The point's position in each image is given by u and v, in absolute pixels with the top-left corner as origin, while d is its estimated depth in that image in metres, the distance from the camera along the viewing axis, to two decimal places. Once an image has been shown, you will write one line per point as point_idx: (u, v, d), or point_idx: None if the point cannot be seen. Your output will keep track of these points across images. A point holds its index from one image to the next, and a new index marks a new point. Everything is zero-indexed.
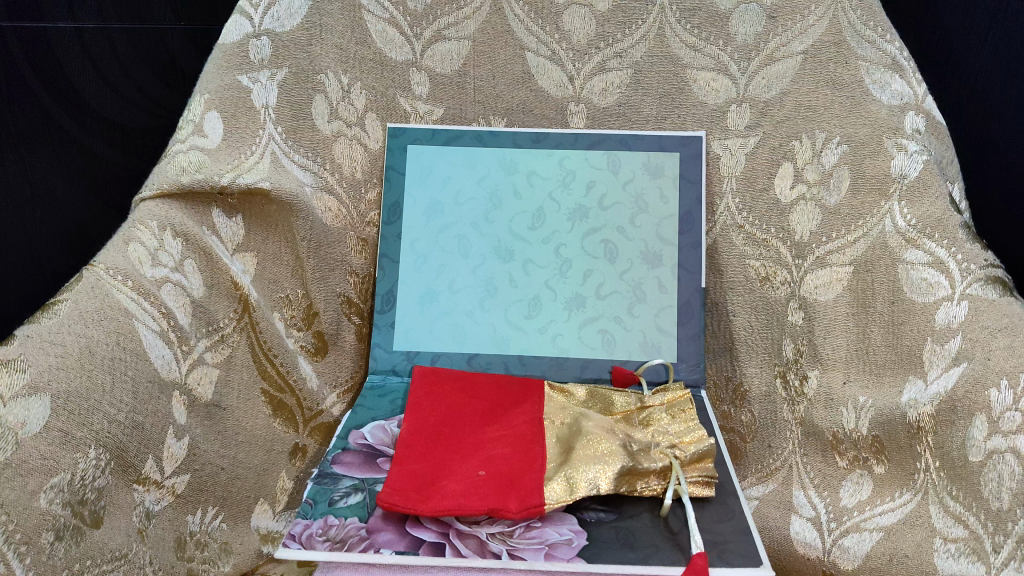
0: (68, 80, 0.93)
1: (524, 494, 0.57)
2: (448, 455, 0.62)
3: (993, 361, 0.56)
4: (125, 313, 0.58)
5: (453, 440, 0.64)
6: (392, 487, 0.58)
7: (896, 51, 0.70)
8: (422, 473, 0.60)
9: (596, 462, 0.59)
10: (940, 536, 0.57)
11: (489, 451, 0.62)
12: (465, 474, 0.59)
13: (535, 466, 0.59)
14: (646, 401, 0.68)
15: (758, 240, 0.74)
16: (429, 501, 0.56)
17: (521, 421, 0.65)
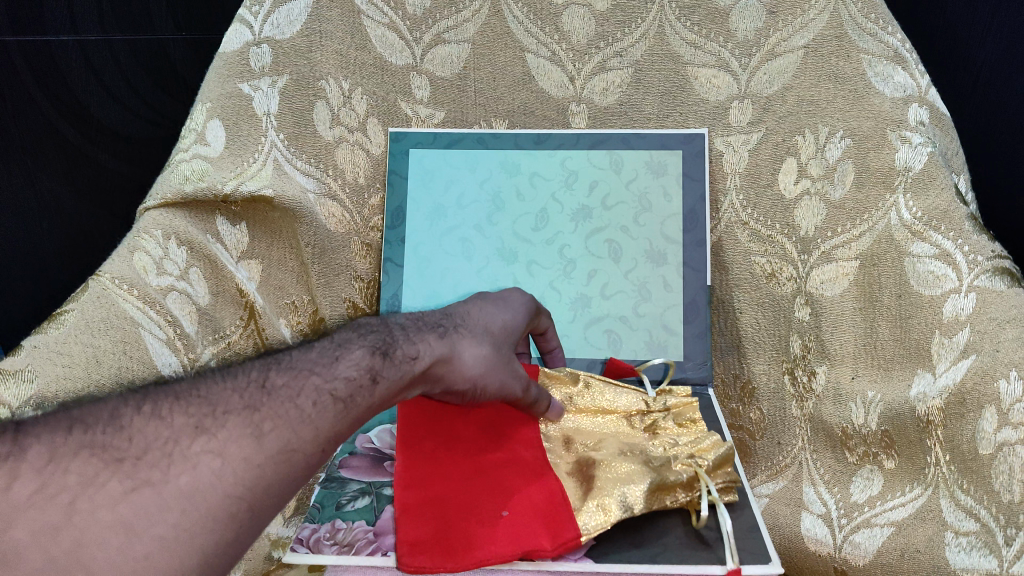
0: (72, 92, 0.94)
1: (554, 530, 0.54)
2: (453, 486, 0.58)
3: (1002, 352, 0.56)
4: (131, 321, 0.59)
5: (463, 472, 0.59)
6: (404, 539, 0.54)
7: (899, 43, 0.68)
8: (430, 514, 0.56)
9: (624, 482, 0.56)
10: (951, 530, 0.58)
11: (502, 483, 0.57)
12: (487, 513, 0.55)
13: (556, 501, 0.56)
14: (650, 406, 0.65)
15: (764, 237, 0.73)
16: (456, 550, 0.53)
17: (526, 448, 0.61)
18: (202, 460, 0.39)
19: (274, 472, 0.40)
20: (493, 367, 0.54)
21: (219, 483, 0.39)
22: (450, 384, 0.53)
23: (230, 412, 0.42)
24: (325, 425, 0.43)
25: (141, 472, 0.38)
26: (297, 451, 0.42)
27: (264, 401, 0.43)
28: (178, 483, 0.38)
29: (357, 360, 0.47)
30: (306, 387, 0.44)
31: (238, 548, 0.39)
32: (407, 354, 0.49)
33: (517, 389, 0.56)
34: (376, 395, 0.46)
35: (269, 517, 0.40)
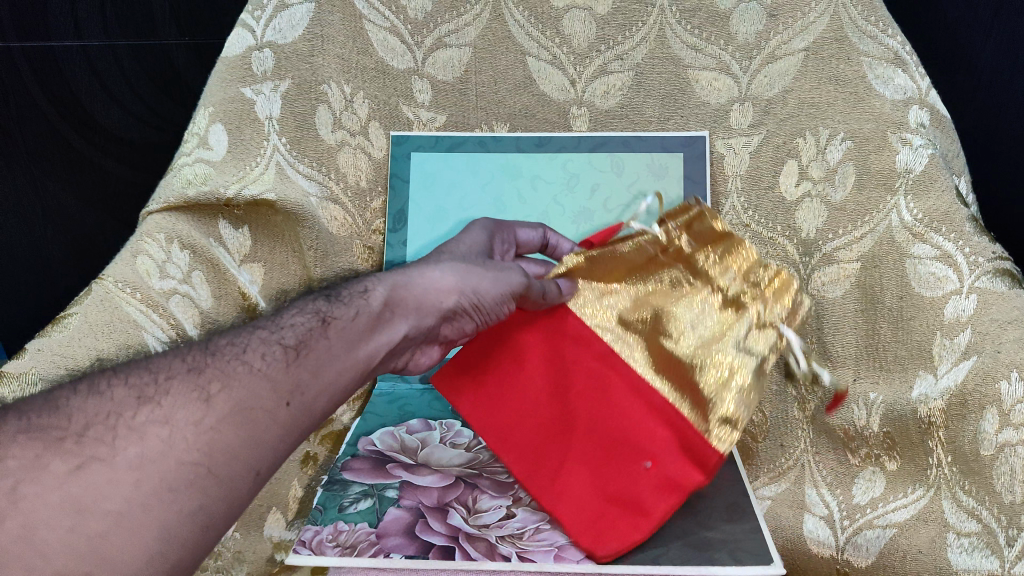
0: (76, 97, 0.95)
1: (692, 457, 0.58)
2: (556, 450, 0.59)
3: (1003, 354, 0.57)
4: (133, 324, 0.61)
5: (556, 434, 0.60)
6: (568, 525, 0.56)
7: (899, 45, 0.69)
8: (558, 490, 0.58)
9: (729, 387, 0.58)
10: (953, 531, 0.59)
11: (601, 423, 0.59)
12: (625, 467, 0.58)
13: (660, 413, 0.59)
14: (665, 248, 0.62)
15: (765, 239, 0.73)
16: (625, 518, 0.56)
17: (591, 354, 0.62)
18: (149, 430, 0.41)
19: (230, 431, 0.42)
20: (462, 271, 0.56)
21: (172, 452, 0.40)
22: (435, 302, 0.54)
23: (174, 377, 0.44)
24: (282, 373, 0.46)
25: (84, 449, 0.40)
26: (250, 407, 0.43)
27: (207, 362, 0.46)
28: (127, 455, 0.39)
29: (304, 311, 0.51)
30: (253, 341, 0.48)
31: (211, 512, 0.40)
32: (357, 292, 0.53)
33: (514, 279, 0.57)
34: (327, 330, 0.50)
35: (239, 479, 0.42)
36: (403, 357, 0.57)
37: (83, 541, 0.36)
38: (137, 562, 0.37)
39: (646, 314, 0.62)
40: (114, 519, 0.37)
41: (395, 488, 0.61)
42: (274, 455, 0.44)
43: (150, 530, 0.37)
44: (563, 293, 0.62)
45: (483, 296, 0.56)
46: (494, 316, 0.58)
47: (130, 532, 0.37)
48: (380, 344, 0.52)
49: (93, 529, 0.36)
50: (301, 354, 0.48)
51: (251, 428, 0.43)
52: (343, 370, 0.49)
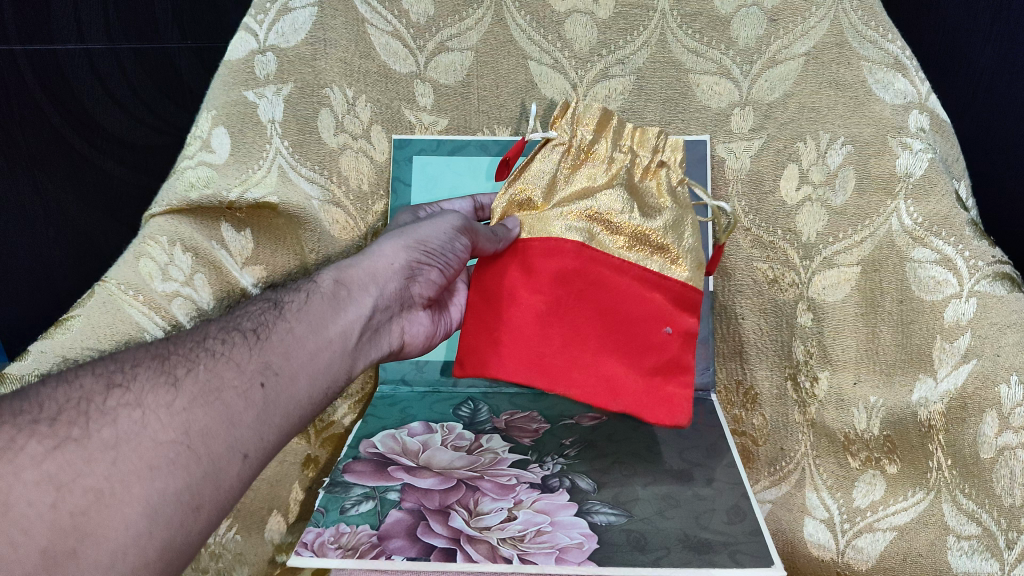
0: (79, 101, 0.95)
1: (688, 301, 0.63)
2: (587, 354, 0.61)
3: (1003, 357, 0.58)
4: (135, 327, 0.64)
5: (582, 346, 0.61)
6: (643, 414, 0.60)
7: (899, 50, 0.69)
8: (607, 389, 0.60)
9: (679, 232, 0.64)
10: (953, 534, 0.60)
11: (612, 315, 0.62)
12: (657, 338, 0.62)
13: (652, 280, 0.63)
14: (568, 142, 0.65)
15: (765, 244, 0.72)
16: (670, 387, 0.61)
17: (572, 257, 0.62)
18: (121, 414, 0.43)
19: (203, 412, 0.45)
20: (397, 237, 0.62)
21: (146, 432, 0.42)
22: (386, 266, 0.60)
23: (138, 365, 0.46)
24: (239, 350, 0.49)
25: (59, 431, 0.41)
26: (221, 389, 0.46)
27: (168, 351, 0.48)
28: (101, 436, 0.42)
29: (256, 308, 0.54)
30: (210, 332, 0.51)
31: (198, 492, 0.43)
32: (302, 282, 0.57)
33: (454, 221, 0.64)
34: (282, 313, 0.53)
35: (224, 459, 0.45)
36: (390, 334, 0.62)
37: (66, 518, 0.39)
38: (123, 537, 0.39)
39: (588, 212, 0.64)
40: (94, 498, 0.39)
41: (397, 491, 0.61)
42: (256, 434, 0.47)
43: (135, 508, 0.40)
44: (511, 230, 0.64)
45: (428, 243, 0.62)
46: (450, 258, 0.63)
47: (113, 509, 0.40)
48: (353, 316, 0.56)
49: (74, 507, 0.39)
50: (262, 335, 0.51)
51: (226, 409, 0.46)
52: (316, 349, 0.53)
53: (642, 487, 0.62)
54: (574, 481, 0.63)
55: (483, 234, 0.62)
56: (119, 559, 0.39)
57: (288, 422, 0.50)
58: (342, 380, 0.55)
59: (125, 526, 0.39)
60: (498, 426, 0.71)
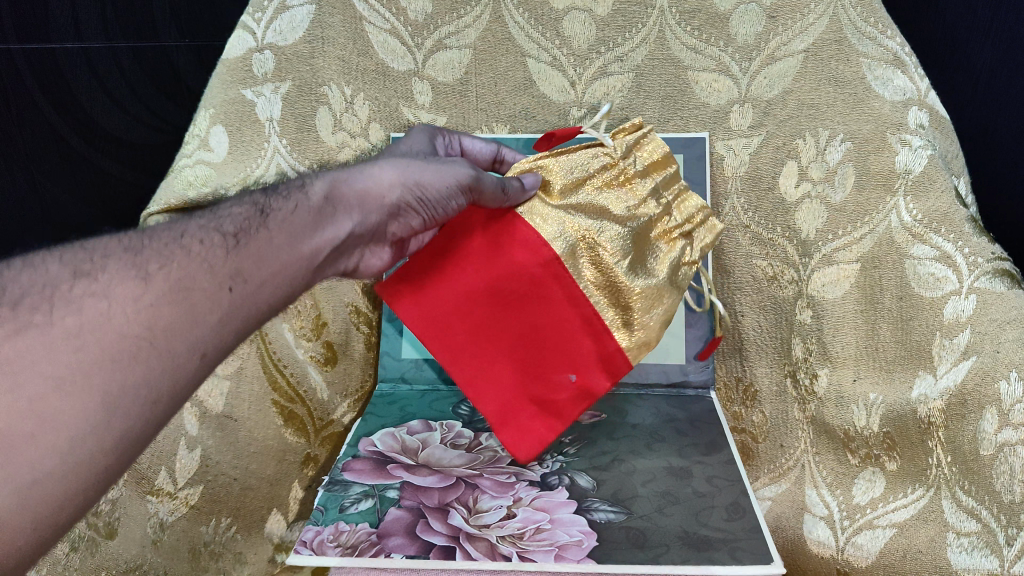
0: (77, 101, 0.95)
1: (613, 368, 0.60)
2: (486, 347, 0.60)
3: (1003, 354, 0.57)
4: None
5: (491, 331, 0.59)
6: (501, 429, 0.60)
7: (898, 46, 0.69)
8: (477, 385, 0.60)
9: (654, 301, 0.59)
10: (953, 531, 0.59)
11: (536, 333, 0.59)
12: (561, 375, 0.60)
13: (593, 328, 0.59)
14: (618, 158, 0.58)
15: (764, 240, 0.73)
16: (535, 420, 0.60)
17: (533, 264, 0.58)
18: (87, 302, 0.41)
19: (171, 309, 0.42)
20: (401, 168, 0.53)
21: (111, 324, 0.40)
22: (378, 197, 0.52)
23: (110, 257, 0.43)
24: (215, 256, 0.45)
25: (22, 315, 0.40)
26: (190, 287, 0.43)
27: (144, 245, 0.44)
28: (64, 324, 0.40)
29: (243, 204, 0.49)
30: (190, 228, 0.46)
31: (155, 386, 0.41)
32: (294, 188, 0.51)
33: (464, 171, 0.54)
34: (268, 222, 0.48)
35: (183, 357, 0.42)
36: (349, 258, 0.56)
37: (24, 404, 0.37)
38: (83, 425, 0.38)
39: (583, 230, 0.58)
40: (52, 386, 0.38)
41: (396, 489, 0.61)
42: (217, 336, 0.44)
43: (92, 398, 0.38)
44: (524, 188, 0.58)
45: (426, 190, 0.54)
46: (443, 213, 0.56)
47: (72, 396, 0.38)
48: (325, 240, 0.50)
49: (32, 392, 0.37)
50: (242, 241, 0.46)
51: (190, 307, 0.43)
52: (288, 261, 0.48)
53: (642, 485, 0.62)
54: (574, 478, 0.63)
55: (488, 195, 0.55)
56: (77, 444, 0.38)
57: (247, 328, 0.46)
58: (294, 298, 0.51)
59: (81, 414, 0.38)
60: None
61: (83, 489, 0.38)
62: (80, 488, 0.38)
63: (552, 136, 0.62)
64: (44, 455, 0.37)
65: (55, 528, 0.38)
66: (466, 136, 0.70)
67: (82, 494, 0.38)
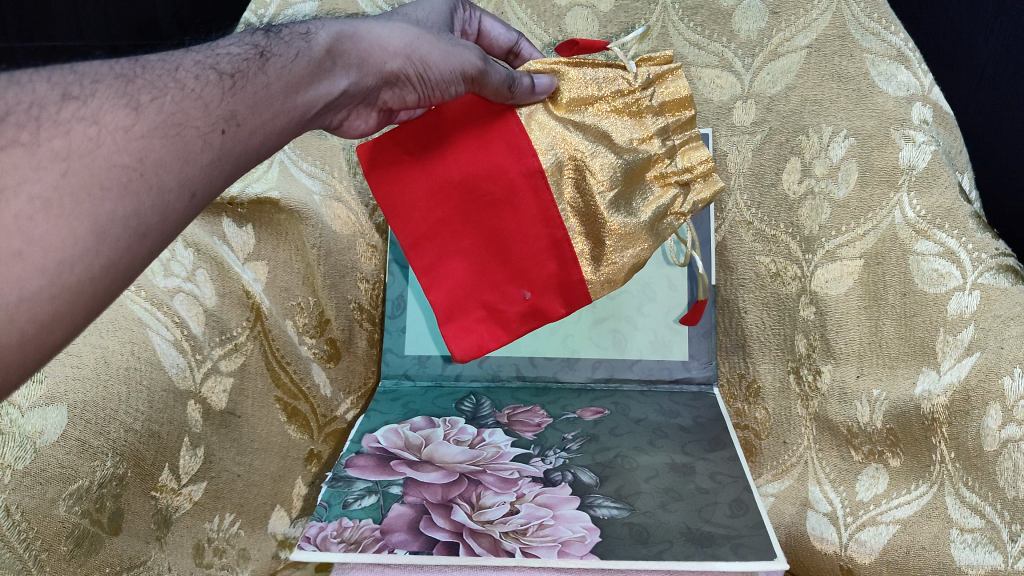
0: None
1: (567, 293, 0.60)
2: (444, 240, 0.61)
3: (1006, 350, 0.57)
4: (138, 322, 0.61)
5: (455, 228, 0.60)
6: (446, 327, 0.62)
7: (902, 42, 0.68)
8: (434, 274, 0.61)
9: (629, 238, 0.59)
10: (956, 527, 0.58)
11: (499, 238, 0.60)
12: (515, 286, 0.60)
13: (557, 251, 0.59)
14: (636, 86, 0.58)
15: (768, 237, 0.74)
16: (482, 324, 0.61)
17: (512, 171, 0.58)
18: (74, 127, 0.37)
19: (163, 144, 0.39)
20: (411, 36, 0.54)
21: (99, 150, 0.37)
22: (379, 61, 0.52)
23: (101, 82, 0.39)
24: (211, 90, 0.42)
25: (6, 132, 0.36)
26: (183, 123, 0.40)
27: (137, 71, 0.41)
28: (51, 146, 0.36)
29: (241, 40, 0.47)
30: (185, 62, 0.43)
31: (147, 221, 0.38)
32: (298, 33, 0.49)
33: (472, 57, 0.55)
34: (266, 67, 0.45)
35: (174, 195, 0.39)
36: (337, 115, 0.55)
37: (8, 221, 0.34)
38: (71, 247, 0.35)
39: (574, 149, 0.58)
40: (41, 206, 0.35)
41: (399, 485, 0.61)
42: (208, 175, 0.41)
43: (81, 220, 0.35)
44: (535, 92, 0.58)
45: (428, 68, 0.54)
46: (436, 94, 0.56)
47: (62, 216, 0.35)
48: (321, 95, 0.49)
49: (19, 211, 0.34)
50: (238, 82, 0.44)
51: (183, 145, 0.40)
52: (278, 118, 0.46)
53: (645, 481, 0.62)
54: (577, 475, 0.63)
55: (490, 88, 0.55)
56: (65, 269, 0.34)
57: (232, 178, 0.44)
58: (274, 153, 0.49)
59: (71, 235, 0.35)
60: (500, 421, 0.71)
61: (71, 316, 0.35)
62: (68, 313, 0.35)
63: (578, 43, 0.63)
64: (30, 275, 0.33)
65: (38, 355, 0.35)
66: (486, 16, 0.65)
67: (70, 319, 0.35)
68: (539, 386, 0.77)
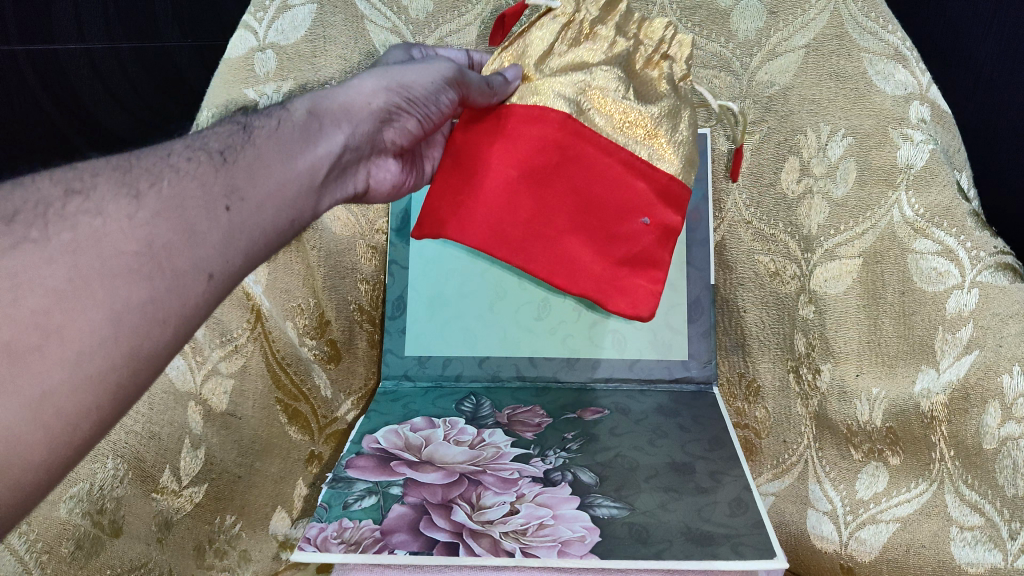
0: (80, 101, 0.96)
1: (669, 196, 0.58)
2: (550, 229, 0.56)
3: (1005, 348, 0.57)
4: None
5: (549, 210, 0.56)
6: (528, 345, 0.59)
7: (899, 41, 0.69)
8: (566, 266, 0.56)
9: (664, 121, 0.58)
10: (957, 525, 0.59)
11: (584, 194, 0.57)
12: (631, 223, 0.57)
13: (638, 168, 0.57)
14: (570, 13, 0.57)
15: (766, 236, 0.74)
16: (619, 287, 0.57)
17: (556, 131, 0.56)
18: (81, 220, 0.40)
19: (167, 226, 0.41)
20: (380, 74, 0.54)
21: (108, 240, 0.39)
22: (363, 103, 0.52)
23: (101, 176, 0.43)
24: (202, 172, 0.44)
25: (19, 232, 0.40)
26: (185, 203, 0.42)
27: (133, 163, 0.44)
28: (62, 240, 0.39)
29: (226, 130, 0.48)
30: (174, 151, 0.46)
31: (164, 305, 0.40)
32: (276, 111, 0.51)
33: (444, 69, 0.55)
34: (252, 138, 0.48)
35: (188, 277, 0.41)
36: (358, 178, 0.55)
37: (28, 315, 0.37)
38: (89, 339, 0.37)
39: (579, 84, 0.57)
40: (55, 297, 0.38)
41: (400, 485, 0.61)
42: (222, 255, 0.43)
43: (96, 312, 0.38)
44: (509, 83, 0.57)
45: (412, 89, 0.54)
46: (434, 111, 0.56)
47: (76, 310, 0.38)
48: (321, 154, 0.50)
49: (35, 305, 0.37)
50: (229, 156, 0.46)
51: (190, 224, 0.42)
52: (283, 180, 0.47)
53: (644, 480, 0.62)
54: (576, 474, 0.63)
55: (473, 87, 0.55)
56: (85, 359, 0.37)
57: (255, 250, 0.45)
58: (306, 218, 0.49)
59: (89, 329, 0.37)
60: (500, 421, 0.71)
61: (96, 408, 0.38)
62: (94, 405, 0.38)
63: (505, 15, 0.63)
64: (53, 369, 0.37)
65: (69, 450, 0.37)
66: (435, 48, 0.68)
67: (98, 411, 0.38)
68: (539, 386, 0.77)
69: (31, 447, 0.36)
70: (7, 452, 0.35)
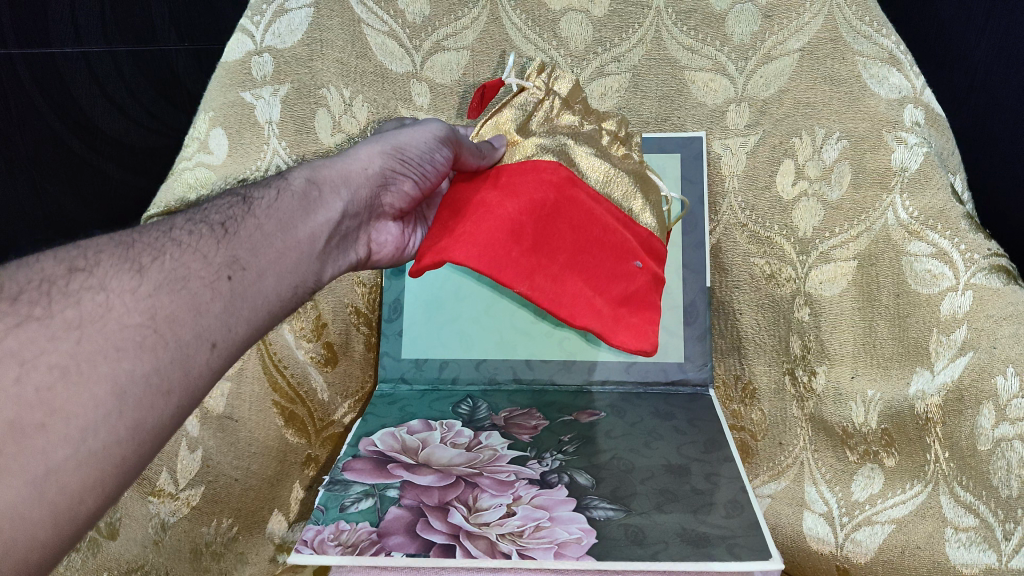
0: (77, 104, 0.96)
1: (653, 249, 0.64)
2: (551, 269, 0.58)
3: (999, 349, 0.57)
4: None
5: (549, 252, 0.58)
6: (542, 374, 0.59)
7: (893, 45, 0.70)
8: (566, 303, 0.57)
9: (635, 189, 0.63)
10: (951, 526, 0.59)
11: (582, 236, 0.59)
12: (626, 265, 0.60)
13: (621, 218, 0.62)
14: (543, 94, 0.62)
15: (762, 239, 0.73)
16: (626, 321, 0.58)
17: (553, 176, 0.59)
18: (85, 296, 0.39)
19: (170, 298, 0.41)
20: (375, 142, 0.56)
21: (111, 314, 0.39)
22: (359, 169, 0.55)
23: (104, 252, 0.42)
24: (202, 245, 0.45)
25: (21, 309, 0.38)
26: (188, 277, 0.43)
27: (136, 240, 0.44)
28: (65, 316, 0.38)
29: (227, 202, 0.50)
30: (178, 223, 0.47)
31: (168, 376, 0.39)
32: (276, 182, 0.52)
33: (436, 130, 0.57)
34: (252, 209, 0.49)
35: (192, 347, 0.41)
36: (360, 243, 0.57)
37: (32, 393, 0.35)
38: (93, 414, 0.36)
39: (561, 148, 0.61)
40: (60, 375, 0.36)
41: (396, 488, 0.61)
42: (224, 323, 0.43)
43: (102, 386, 0.37)
44: (495, 149, 0.60)
45: (406, 150, 0.56)
46: (429, 170, 0.57)
47: (82, 385, 0.36)
48: (320, 221, 0.51)
49: (38, 381, 0.36)
50: (230, 228, 0.47)
51: (193, 297, 0.42)
52: (284, 249, 0.48)
53: (640, 482, 0.62)
54: (573, 477, 0.63)
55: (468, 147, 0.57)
56: (89, 434, 0.36)
57: (257, 318, 0.46)
58: (308, 285, 0.51)
59: (94, 404, 0.36)
60: (497, 423, 0.71)
61: (101, 482, 0.36)
62: (98, 478, 0.36)
63: (484, 89, 0.67)
64: (56, 445, 0.35)
65: (74, 525, 0.36)
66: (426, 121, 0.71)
67: (100, 487, 0.36)
68: (537, 389, 0.77)
69: (31, 527, 0.34)
70: (7, 533, 0.33)
